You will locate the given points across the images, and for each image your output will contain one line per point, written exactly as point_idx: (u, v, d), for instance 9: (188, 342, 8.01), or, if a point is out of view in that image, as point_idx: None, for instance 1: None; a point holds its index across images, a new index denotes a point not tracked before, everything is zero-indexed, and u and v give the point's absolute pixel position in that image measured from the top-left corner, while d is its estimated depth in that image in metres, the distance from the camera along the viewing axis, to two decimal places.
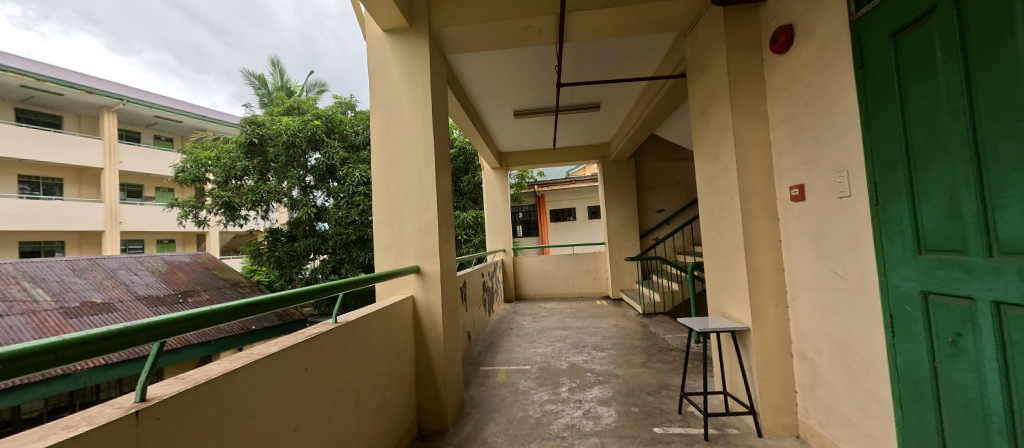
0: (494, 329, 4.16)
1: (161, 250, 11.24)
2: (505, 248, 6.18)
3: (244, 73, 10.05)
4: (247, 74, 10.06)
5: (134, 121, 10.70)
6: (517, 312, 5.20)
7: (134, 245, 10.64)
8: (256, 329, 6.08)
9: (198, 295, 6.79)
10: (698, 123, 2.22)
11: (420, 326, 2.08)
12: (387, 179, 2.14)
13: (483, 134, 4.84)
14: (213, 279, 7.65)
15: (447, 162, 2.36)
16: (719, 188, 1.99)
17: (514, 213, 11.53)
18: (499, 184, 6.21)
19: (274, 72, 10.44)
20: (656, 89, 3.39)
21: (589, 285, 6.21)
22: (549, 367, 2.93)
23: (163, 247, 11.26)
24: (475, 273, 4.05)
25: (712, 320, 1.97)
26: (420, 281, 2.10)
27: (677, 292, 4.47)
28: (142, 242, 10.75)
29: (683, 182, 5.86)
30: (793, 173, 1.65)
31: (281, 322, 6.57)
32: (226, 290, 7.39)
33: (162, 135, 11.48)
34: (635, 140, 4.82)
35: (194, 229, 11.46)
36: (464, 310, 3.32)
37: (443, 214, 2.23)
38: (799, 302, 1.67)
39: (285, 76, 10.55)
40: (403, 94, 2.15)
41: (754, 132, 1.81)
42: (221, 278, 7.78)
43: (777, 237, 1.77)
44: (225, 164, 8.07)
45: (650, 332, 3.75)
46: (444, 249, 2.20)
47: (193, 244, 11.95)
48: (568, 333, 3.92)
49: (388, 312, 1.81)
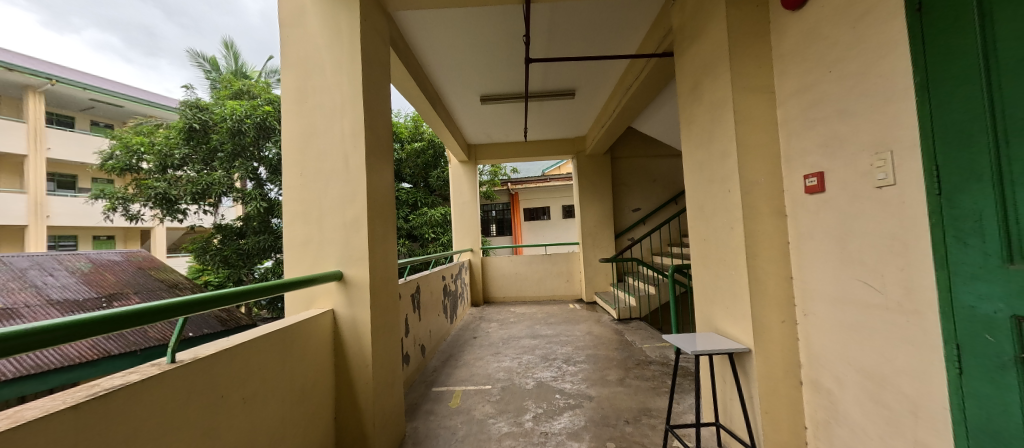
0: (455, 339, 3.72)
1: (97, 247, 9.99)
2: (474, 247, 5.73)
3: (189, 50, 8.45)
4: (194, 54, 8.64)
5: (67, 105, 9.27)
6: (483, 317, 4.77)
7: (65, 241, 9.37)
8: (195, 335, 5.08)
9: (128, 298, 5.85)
10: (687, 103, 1.88)
11: (341, 350, 1.61)
12: (301, 158, 1.65)
13: (448, 122, 4.37)
14: (147, 280, 6.63)
15: (387, 142, 1.91)
16: (713, 178, 1.65)
17: (486, 211, 11.08)
18: (467, 179, 5.76)
19: (228, 55, 9.02)
20: (636, 72, 3.07)
21: (562, 287, 5.87)
22: (512, 386, 2.52)
23: (100, 244, 10.02)
24: (434, 276, 3.59)
25: (703, 337, 1.64)
26: (342, 291, 1.61)
27: (654, 296, 4.24)
28: (75, 239, 9.50)
29: (659, 180, 5.64)
30: (809, 158, 1.32)
31: (225, 328, 5.60)
32: (160, 292, 6.42)
33: (100, 121, 10.04)
34: (612, 133, 4.53)
35: (133, 225, 10.25)
36: (417, 320, 2.85)
37: (379, 203, 1.77)
38: (814, 318, 1.35)
39: (240, 60, 9.24)
40: (324, 50, 1.67)
41: (757, 109, 1.48)
42: (157, 279, 6.82)
43: (784, 238, 1.45)
44: (161, 151, 7.08)
45: (626, 340, 3.44)
46: (379, 250, 1.74)
47: (137, 241, 10.75)
48: (536, 343, 3.53)
49: (287, 337, 1.34)
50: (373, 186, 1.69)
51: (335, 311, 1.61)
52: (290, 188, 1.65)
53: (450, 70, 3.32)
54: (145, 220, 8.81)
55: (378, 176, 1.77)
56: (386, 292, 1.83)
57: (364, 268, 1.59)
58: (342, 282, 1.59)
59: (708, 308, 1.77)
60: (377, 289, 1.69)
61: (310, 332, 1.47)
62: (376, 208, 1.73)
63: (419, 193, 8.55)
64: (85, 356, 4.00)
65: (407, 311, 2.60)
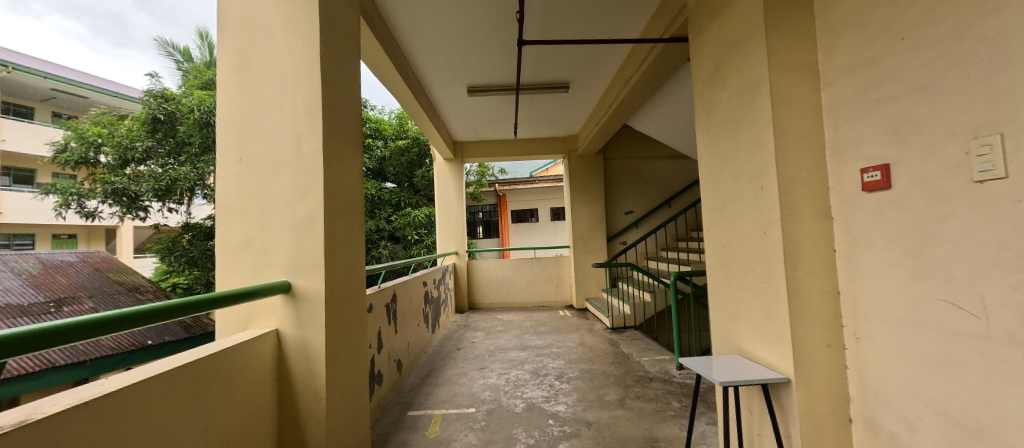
0: (437, 351, 3.38)
1: (57, 247, 9.25)
2: (459, 250, 5.41)
3: (156, 37, 7.80)
4: (161, 42, 7.91)
5: (26, 94, 8.43)
6: (468, 326, 4.44)
7: (21, 240, 8.59)
8: (154, 345, 4.57)
9: (80, 303, 5.25)
10: (706, 89, 1.64)
11: (288, 382, 1.27)
12: (240, 138, 1.31)
13: (432, 116, 4.06)
14: (105, 283, 6.00)
15: (356, 125, 1.60)
16: (741, 173, 1.41)
17: (472, 212, 10.75)
18: (453, 178, 5.44)
19: (202, 46, 8.40)
20: (638, 61, 2.85)
21: (551, 293, 5.60)
22: (499, 410, 2.22)
23: (61, 244, 9.26)
24: (415, 282, 3.27)
25: (729, 363, 1.39)
26: (290, 306, 1.28)
27: (650, 303, 4.02)
28: (33, 237, 8.74)
29: (652, 182, 5.45)
30: (869, 148, 1.08)
31: (188, 336, 5.09)
32: (119, 296, 5.83)
33: (64, 112, 9.12)
34: (606, 131, 4.30)
35: (96, 224, 9.51)
36: (393, 333, 2.52)
37: (343, 197, 1.45)
38: (871, 344, 1.11)
39: (215, 51, 8.58)
40: (273, 7, 1.35)
41: (799, 89, 1.24)
42: (116, 282, 6.20)
43: (830, 245, 1.21)
44: (120, 143, 6.41)
45: (622, 353, 3.19)
46: (342, 255, 1.43)
47: (102, 241, 10.00)
48: (525, 355, 3.23)
49: (208, 371, 1.00)
50: (334, 176, 1.37)
51: (281, 331, 1.28)
52: (223, 176, 1.31)
53: (434, 53, 3.03)
54: (105, 218, 8.13)
55: (343, 164, 1.46)
56: (351, 305, 1.50)
57: (319, 278, 1.27)
58: (289, 296, 1.26)
59: (730, 326, 1.53)
60: (337, 302, 1.37)
61: (245, 361, 1.14)
62: (339, 203, 1.41)
63: (403, 193, 8.17)
64: (25, 368, 3.50)
65: (380, 322, 2.27)
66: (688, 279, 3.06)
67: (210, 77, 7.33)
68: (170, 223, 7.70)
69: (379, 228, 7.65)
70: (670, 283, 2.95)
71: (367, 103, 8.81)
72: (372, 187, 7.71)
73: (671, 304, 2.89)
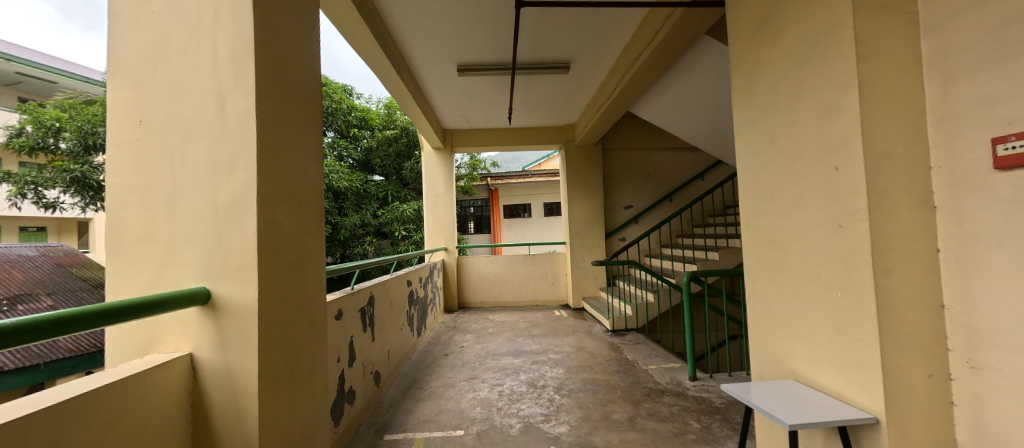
0: (421, 358, 3.03)
1: (24, 240, 8.59)
2: (448, 246, 5.07)
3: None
4: None
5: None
6: (457, 327, 4.10)
7: None
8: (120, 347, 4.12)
9: (38, 301, 4.73)
10: (749, 50, 1.33)
11: (209, 426, 0.92)
12: (135, 88, 0.93)
13: (419, 99, 3.70)
14: (67, 280, 5.47)
15: (313, 83, 1.24)
16: (803, 152, 1.11)
17: (463, 207, 10.33)
18: (442, 168, 5.08)
19: None
20: (651, 35, 2.53)
21: (546, 292, 5.31)
22: (491, 432, 1.91)
23: (27, 237, 8.58)
24: (399, 281, 2.92)
25: (785, 391, 1.11)
26: (210, 322, 0.92)
27: (653, 305, 3.78)
28: None
29: (653, 175, 5.17)
30: (1005, 108, 0.79)
31: None
32: (82, 294, 5.31)
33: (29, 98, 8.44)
34: (608, 119, 4.00)
35: (66, 217, 8.89)
36: (370, 341, 2.17)
37: (292, 175, 1.10)
38: (999, 376, 0.83)
39: None
40: None
41: (893, 36, 0.94)
42: (81, 279, 5.67)
43: (929, 244, 0.93)
44: (81, 129, 5.63)
45: (627, 359, 2.91)
46: (291, 253, 1.10)
47: (72, 234, 9.36)
48: (520, 362, 2.92)
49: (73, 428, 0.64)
50: (276, 146, 1.02)
51: (196, 358, 0.92)
52: (112, 142, 0.93)
53: (420, 22, 2.67)
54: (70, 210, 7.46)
55: (292, 131, 1.11)
56: (305, 317, 1.15)
57: (249, 284, 0.92)
58: (207, 310, 0.92)
59: (778, 342, 1.24)
60: (281, 316, 1.02)
61: (144, 405, 0.79)
62: (285, 182, 1.06)
63: (391, 185, 7.77)
64: None
65: (353, 331, 1.93)
66: (702, 279, 2.78)
67: None
68: None
69: (364, 222, 7.22)
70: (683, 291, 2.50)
71: (353, 91, 8.33)
72: (357, 179, 7.28)
73: (683, 311, 2.51)
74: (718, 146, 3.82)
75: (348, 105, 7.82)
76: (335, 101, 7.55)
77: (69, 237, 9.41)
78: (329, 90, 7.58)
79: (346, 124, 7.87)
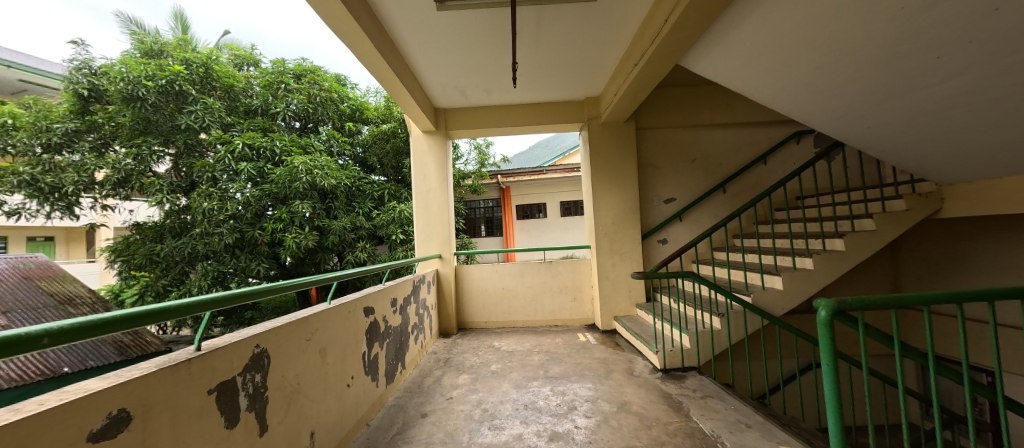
0: (384, 428, 2.00)
1: (33, 249, 9.51)
2: (443, 254, 4.08)
3: (120, 14, 6.81)
4: (120, 18, 6.82)
5: None
6: (449, 362, 3.08)
7: None
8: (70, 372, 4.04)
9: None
10: None
11: None
12: None
13: (392, 58, 2.77)
14: (32, 297, 5.20)
15: None
16: None
17: (472, 207, 9.34)
18: (435, 157, 4.12)
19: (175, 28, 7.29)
20: None
21: (566, 308, 4.24)
22: None
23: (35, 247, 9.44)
24: (350, 311, 1.94)
25: None
26: None
27: (721, 334, 2.70)
28: (4, 240, 8.93)
29: (700, 160, 4.06)
30: None
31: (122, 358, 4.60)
32: (46, 312, 5.00)
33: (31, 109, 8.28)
34: (649, 78, 2.94)
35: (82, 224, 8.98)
36: (258, 437, 1.19)
37: None
38: None
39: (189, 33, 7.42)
40: None
41: None
42: (43, 293, 5.38)
43: None
44: (37, 127, 5.34)
45: (705, 435, 1.82)
46: None
47: (79, 243, 10.24)
48: (531, 436, 1.87)
49: None
50: None
51: None
52: None
53: None
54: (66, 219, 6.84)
55: None
56: None
57: None
58: None
59: None
60: None
61: None
62: None
63: (389, 184, 6.89)
64: None
65: (185, 440, 0.94)
66: (848, 313, 1.40)
67: (152, 46, 5.96)
68: (126, 220, 6.52)
69: (357, 227, 6.33)
70: (827, 353, 1.36)
71: (348, 81, 7.56)
72: (349, 177, 6.39)
73: (826, 390, 1.35)
74: (807, 110, 2.71)
75: (340, 95, 7.02)
76: (325, 90, 6.77)
77: (76, 245, 10.29)
78: (318, 78, 6.78)
79: (340, 117, 7.07)
